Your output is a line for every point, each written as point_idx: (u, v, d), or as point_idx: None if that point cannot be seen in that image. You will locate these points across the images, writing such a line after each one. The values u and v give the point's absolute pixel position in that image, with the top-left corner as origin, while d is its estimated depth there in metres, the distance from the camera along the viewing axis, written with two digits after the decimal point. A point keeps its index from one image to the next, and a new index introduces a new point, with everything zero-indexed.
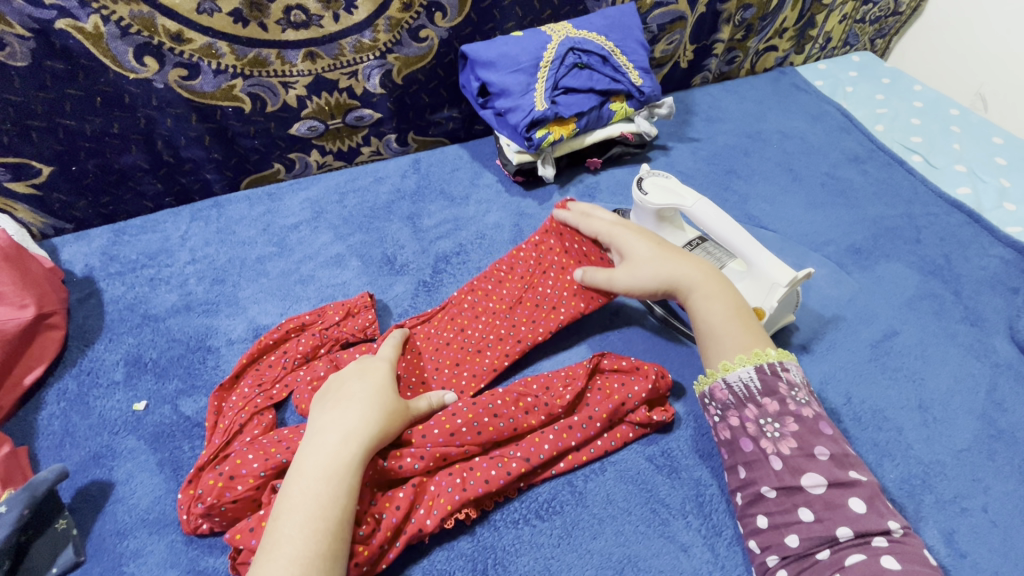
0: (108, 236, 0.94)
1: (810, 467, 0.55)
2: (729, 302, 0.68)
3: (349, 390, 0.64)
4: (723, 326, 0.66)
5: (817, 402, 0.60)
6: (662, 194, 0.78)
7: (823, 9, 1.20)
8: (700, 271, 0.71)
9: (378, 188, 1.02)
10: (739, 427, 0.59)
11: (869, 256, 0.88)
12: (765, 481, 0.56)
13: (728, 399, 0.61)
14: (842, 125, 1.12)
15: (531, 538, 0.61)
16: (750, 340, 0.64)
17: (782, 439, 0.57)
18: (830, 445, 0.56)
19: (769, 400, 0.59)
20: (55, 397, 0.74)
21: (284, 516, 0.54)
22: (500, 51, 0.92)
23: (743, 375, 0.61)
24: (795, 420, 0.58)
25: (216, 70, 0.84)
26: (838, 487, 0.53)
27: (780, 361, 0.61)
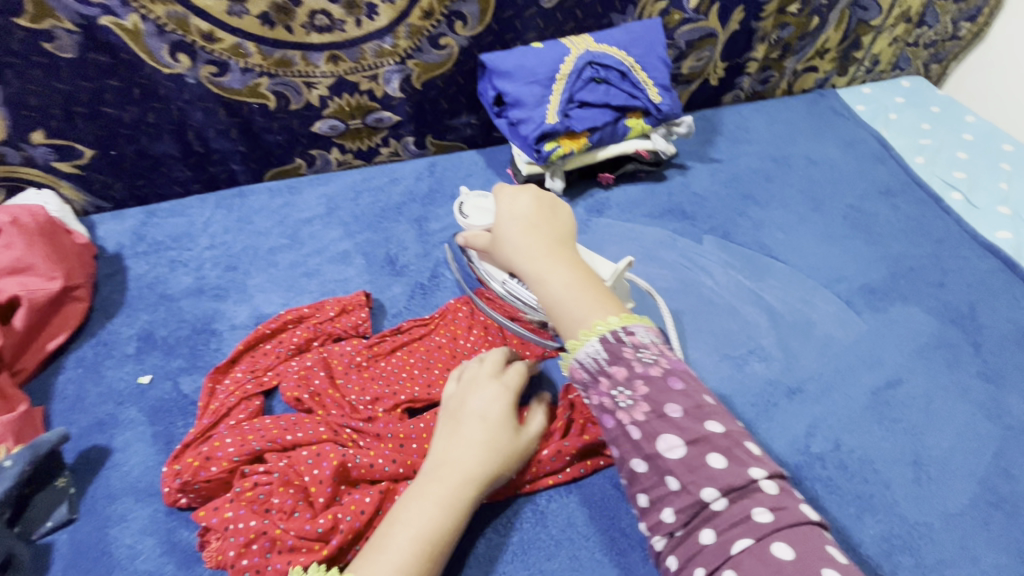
0: (140, 217, 1.01)
1: (665, 431, 0.51)
2: (574, 271, 0.60)
3: (505, 418, 0.62)
4: (568, 295, 0.58)
5: (669, 355, 0.54)
6: (477, 220, 0.77)
7: (870, 30, 1.14)
8: (557, 245, 0.62)
9: (391, 188, 1.05)
10: (599, 407, 0.54)
11: (885, 296, 0.84)
12: (635, 456, 0.52)
13: (584, 377, 0.55)
14: (877, 154, 1.06)
15: (485, 551, 0.62)
16: (590, 310, 0.56)
17: (635, 407, 0.52)
18: (683, 400, 0.51)
19: (617, 368, 0.53)
20: (73, 363, 0.80)
21: (397, 537, 0.54)
22: (518, 62, 0.93)
23: (590, 351, 0.54)
24: (645, 381, 0.52)
25: (244, 69, 0.89)
26: (696, 446, 0.50)
27: (622, 327, 0.54)
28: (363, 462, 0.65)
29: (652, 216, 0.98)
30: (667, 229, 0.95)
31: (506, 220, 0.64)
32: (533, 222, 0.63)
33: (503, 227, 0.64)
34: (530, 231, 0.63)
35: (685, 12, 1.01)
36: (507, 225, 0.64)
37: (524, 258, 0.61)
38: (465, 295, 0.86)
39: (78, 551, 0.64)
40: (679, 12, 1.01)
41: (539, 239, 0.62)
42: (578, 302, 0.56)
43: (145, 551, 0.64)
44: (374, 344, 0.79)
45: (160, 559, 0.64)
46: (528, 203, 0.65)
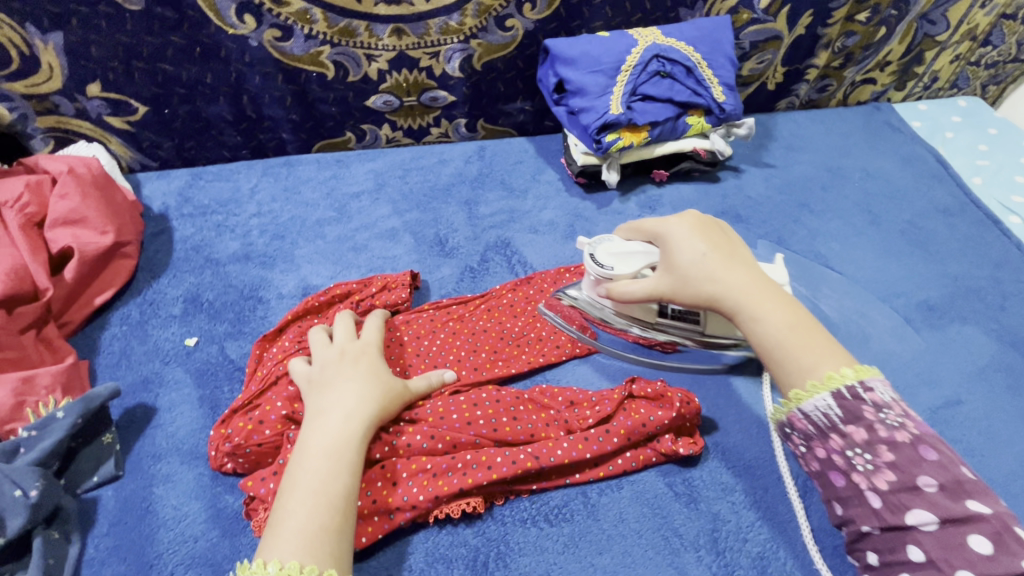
0: (186, 179, 0.99)
1: (917, 504, 0.48)
2: (790, 312, 0.60)
3: (336, 367, 0.66)
4: (791, 335, 0.58)
5: (917, 419, 0.51)
6: (633, 262, 0.67)
7: (934, 45, 1.12)
8: (745, 277, 0.62)
9: (441, 169, 1.03)
10: (825, 462, 0.53)
11: (943, 315, 0.83)
12: (866, 521, 0.50)
13: (808, 429, 0.54)
14: (935, 172, 1.05)
15: (536, 540, 0.62)
16: (821, 358, 0.56)
17: (877, 472, 0.50)
18: (938, 472, 0.48)
19: (853, 427, 0.52)
20: (118, 320, 0.79)
21: (288, 496, 0.55)
22: (583, 49, 0.91)
23: (820, 404, 0.53)
24: (890, 447, 0.50)
25: (308, 35, 0.88)
26: (954, 524, 0.46)
27: (859, 381, 0.53)
28: (400, 442, 0.64)
29: (706, 217, 0.96)
30: None
31: (700, 254, 0.63)
32: (718, 242, 0.65)
33: (689, 256, 0.64)
34: (726, 261, 0.63)
35: (754, 12, 0.99)
36: (703, 254, 0.63)
37: (740, 297, 0.61)
38: (512, 281, 0.85)
39: (124, 509, 0.63)
40: (747, 11, 0.99)
41: (748, 268, 0.63)
42: (810, 348, 0.56)
43: (190, 514, 0.63)
44: (414, 321, 0.79)
45: (204, 525, 0.62)
46: (701, 235, 0.65)
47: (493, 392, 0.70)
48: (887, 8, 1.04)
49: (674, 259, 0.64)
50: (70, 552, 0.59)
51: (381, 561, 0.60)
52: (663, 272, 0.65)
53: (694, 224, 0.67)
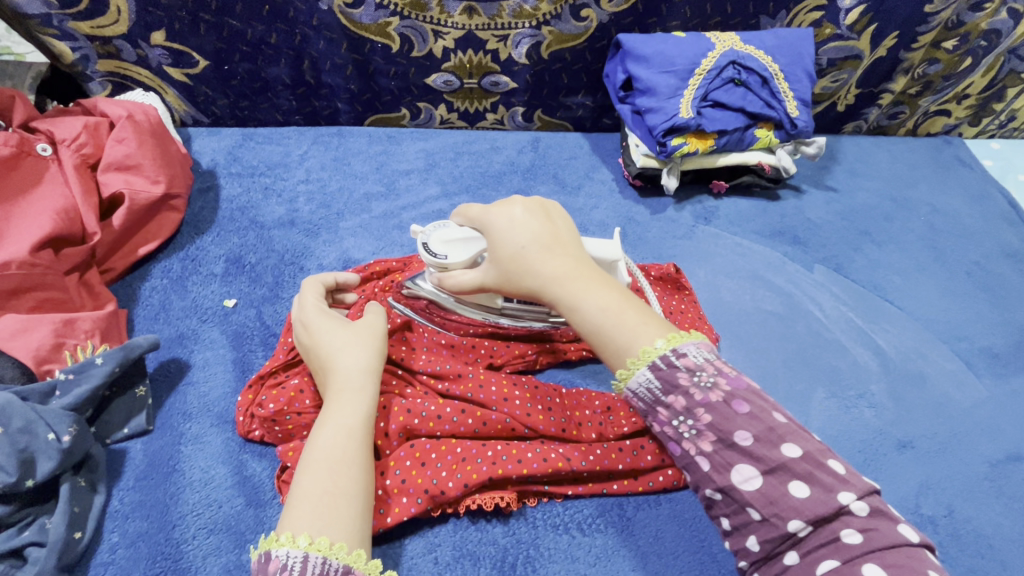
0: (237, 138, 0.98)
1: (738, 460, 0.47)
2: (609, 291, 0.55)
3: (322, 337, 0.61)
4: (616, 310, 0.54)
5: (728, 373, 0.50)
6: (459, 249, 0.63)
7: (1019, 82, 1.06)
8: (568, 260, 0.58)
9: (492, 156, 1.00)
10: (660, 433, 0.51)
11: (1007, 364, 0.79)
12: (706, 485, 0.49)
13: (640, 406, 0.52)
14: (1006, 214, 1.00)
15: (567, 549, 0.59)
16: (635, 334, 0.52)
17: (700, 437, 0.48)
18: (751, 425, 0.47)
19: (672, 396, 0.50)
20: (160, 272, 0.78)
21: (305, 466, 0.52)
22: (658, 47, 0.88)
23: (641, 380, 0.51)
24: (707, 408, 0.48)
25: (378, 4, 0.86)
26: (775, 476, 0.46)
27: (671, 350, 0.51)
28: (430, 414, 0.62)
29: (762, 234, 0.93)
30: (777, 251, 0.91)
31: (516, 232, 0.59)
32: (538, 206, 0.62)
33: (504, 224, 0.60)
34: (565, 249, 0.59)
35: (838, 28, 0.95)
36: (511, 216, 0.60)
37: (566, 283, 0.56)
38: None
39: (151, 464, 0.62)
40: (831, 26, 0.95)
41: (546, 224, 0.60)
42: (621, 326, 0.53)
43: (217, 478, 0.61)
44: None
45: (229, 491, 0.61)
46: (528, 209, 0.61)
47: (531, 379, 0.67)
48: (977, 38, 0.98)
49: (496, 249, 0.60)
50: (96, 502, 0.58)
51: (408, 547, 0.58)
52: (491, 264, 0.60)
53: (523, 205, 0.62)
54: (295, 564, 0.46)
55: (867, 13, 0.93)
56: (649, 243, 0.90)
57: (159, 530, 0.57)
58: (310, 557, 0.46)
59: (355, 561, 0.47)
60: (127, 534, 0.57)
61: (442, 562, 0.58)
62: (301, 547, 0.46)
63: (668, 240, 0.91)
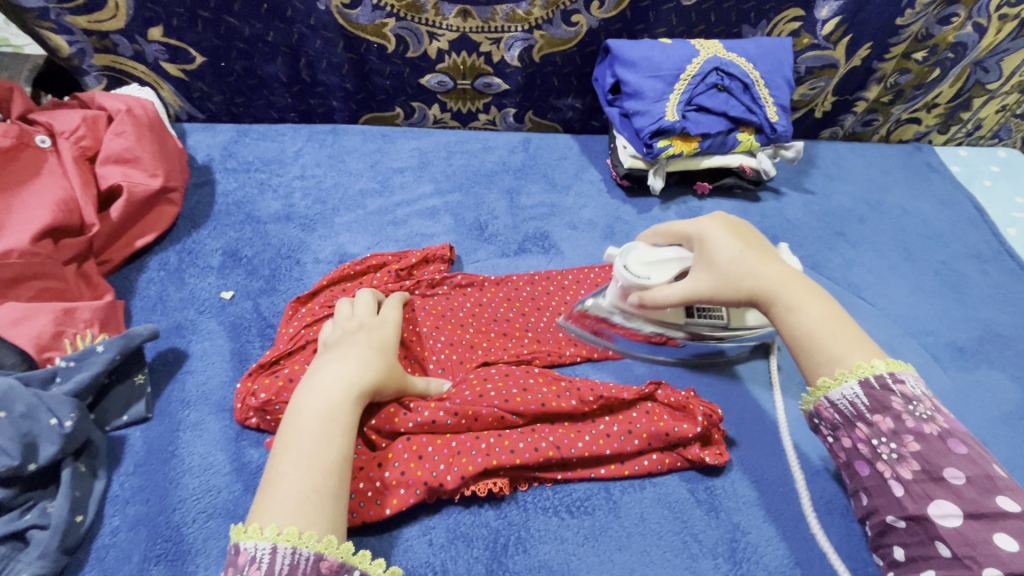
0: (232, 134, 0.99)
1: (940, 495, 0.47)
2: (828, 305, 0.58)
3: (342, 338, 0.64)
4: (837, 323, 0.57)
5: (947, 414, 0.51)
6: (665, 270, 0.65)
7: (984, 93, 1.12)
8: (782, 267, 0.60)
9: (485, 156, 1.03)
10: (853, 452, 0.53)
11: (971, 357, 0.84)
12: (891, 511, 0.50)
13: (835, 418, 0.55)
14: (972, 217, 1.05)
15: (556, 530, 0.62)
16: (850, 349, 0.55)
17: (901, 462, 0.50)
18: (965, 465, 0.47)
19: (879, 417, 0.52)
20: (157, 264, 0.79)
21: (284, 454, 0.53)
22: (645, 53, 0.92)
23: (847, 394, 0.53)
24: (916, 437, 0.49)
25: (375, 5, 0.88)
26: (979, 521, 0.45)
27: (888, 372, 0.52)
28: (426, 418, 0.63)
29: None
30: None
31: (735, 248, 0.61)
32: (739, 223, 0.64)
33: (720, 241, 0.61)
34: (776, 261, 0.61)
35: (816, 37, 0.99)
36: (725, 228, 0.62)
37: (781, 294, 0.59)
38: (534, 273, 0.85)
39: (150, 451, 0.63)
40: (809, 36, 0.99)
41: (745, 237, 0.62)
42: (837, 339, 0.55)
43: (216, 464, 0.63)
44: (429, 298, 0.77)
45: (228, 476, 0.62)
46: (736, 230, 0.63)
47: (516, 367, 0.69)
48: (945, 50, 1.04)
49: (711, 255, 0.61)
50: (97, 487, 0.59)
51: (404, 530, 0.61)
52: (703, 269, 0.61)
53: (737, 224, 0.64)
54: (263, 556, 0.48)
55: (843, 24, 0.98)
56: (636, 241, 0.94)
57: (160, 514, 0.59)
58: (278, 549, 0.48)
59: (326, 548, 0.49)
60: (128, 518, 0.58)
61: (437, 543, 0.60)
62: (268, 539, 0.48)
63: None
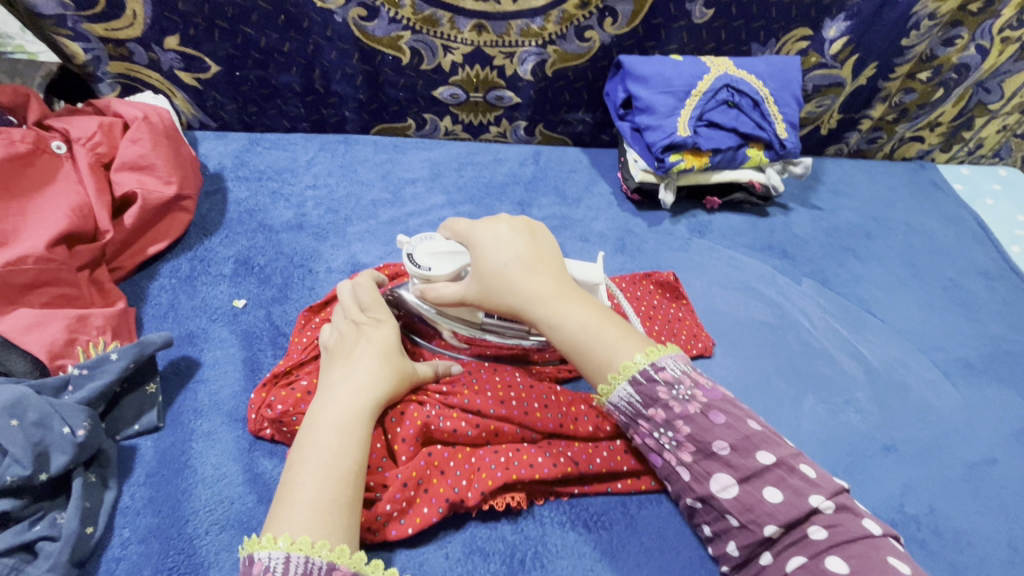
0: (244, 143, 0.99)
1: (716, 470, 0.55)
2: (587, 308, 0.61)
3: (348, 343, 0.63)
4: (596, 328, 0.59)
5: (705, 386, 0.57)
6: (447, 262, 0.63)
7: (986, 113, 1.14)
8: (551, 279, 0.62)
9: (495, 168, 1.03)
10: (645, 446, 0.60)
11: (981, 373, 0.85)
12: (688, 495, 0.57)
13: (623, 417, 0.60)
14: (976, 234, 1.07)
15: (574, 545, 0.61)
16: (615, 350, 0.59)
17: (681, 448, 0.57)
18: (727, 434, 0.54)
19: (655, 407, 0.57)
20: (169, 272, 0.79)
21: (298, 466, 0.53)
22: (657, 69, 0.93)
23: (622, 394, 0.58)
24: (686, 420, 0.56)
25: (392, 18, 0.89)
26: (748, 483, 0.53)
27: (649, 363, 0.57)
28: (446, 425, 0.62)
29: (753, 249, 0.97)
30: (767, 265, 0.95)
31: (506, 253, 0.62)
32: (529, 229, 0.66)
33: (489, 244, 0.63)
34: (544, 269, 0.62)
35: (823, 56, 1.01)
36: (501, 229, 0.64)
37: (551, 303, 0.60)
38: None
39: (162, 461, 0.62)
40: (817, 55, 1.01)
41: (529, 250, 0.63)
42: (603, 339, 0.59)
43: (228, 475, 0.62)
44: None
45: (241, 488, 0.61)
46: (522, 233, 0.65)
47: (527, 380, 0.69)
48: (948, 70, 1.06)
49: (482, 264, 0.62)
50: (107, 498, 0.58)
51: (420, 544, 0.60)
52: (471, 277, 0.62)
53: (509, 225, 0.65)
54: (277, 565, 0.47)
55: (850, 44, 1.00)
56: (647, 253, 0.94)
57: (172, 526, 0.58)
58: (292, 557, 0.47)
59: (339, 557, 0.48)
60: (138, 530, 0.57)
61: (453, 558, 0.59)
62: (281, 549, 0.48)
63: (665, 251, 0.95)
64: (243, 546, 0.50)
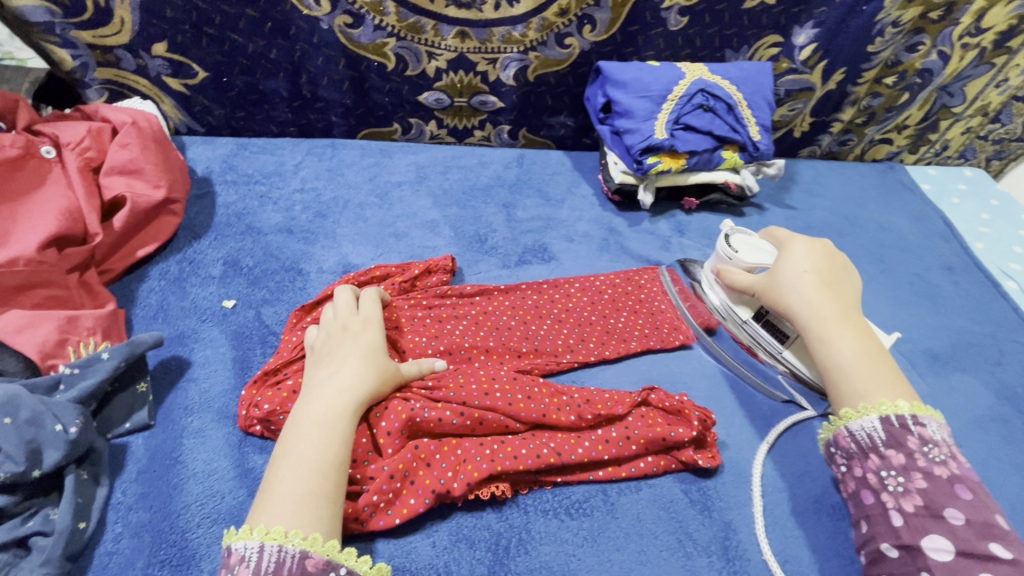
0: (232, 147, 1.01)
1: (934, 528, 0.55)
2: (857, 341, 0.68)
3: (331, 344, 0.65)
4: (863, 361, 0.66)
5: (960, 462, 0.59)
6: (753, 254, 0.80)
7: (950, 116, 1.19)
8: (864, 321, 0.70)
9: (481, 171, 1.06)
10: (861, 479, 0.62)
11: (945, 363, 0.89)
12: (886, 537, 0.58)
13: (850, 447, 0.64)
14: (942, 232, 1.11)
15: (556, 531, 0.63)
16: (877, 388, 0.64)
17: (905, 495, 0.58)
18: (967, 509, 0.55)
19: (891, 452, 0.61)
20: (158, 274, 0.80)
21: (282, 461, 0.55)
22: (634, 75, 0.96)
23: (866, 425, 0.63)
24: (924, 476, 0.58)
25: (377, 26, 0.91)
26: (967, 555, 0.53)
27: (912, 415, 0.61)
28: (431, 417, 0.64)
29: None
30: None
31: (804, 268, 0.73)
32: (827, 257, 0.75)
33: (786, 260, 0.75)
34: (829, 292, 0.72)
35: (793, 62, 1.06)
36: (796, 250, 0.75)
37: (821, 323, 0.69)
38: (539, 281, 0.87)
39: (153, 458, 0.63)
40: (787, 61, 1.05)
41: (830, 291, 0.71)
42: (868, 377, 0.65)
43: (219, 470, 0.63)
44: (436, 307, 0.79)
45: (232, 482, 0.62)
46: (816, 259, 0.74)
47: (510, 374, 0.71)
48: (913, 75, 1.11)
49: (778, 268, 0.75)
50: (99, 494, 0.59)
51: (407, 534, 0.61)
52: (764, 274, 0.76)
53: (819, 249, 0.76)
54: (252, 555, 0.49)
55: (818, 51, 1.04)
56: (629, 252, 0.97)
57: (164, 520, 0.59)
58: (265, 547, 0.49)
59: (311, 545, 0.50)
60: (131, 525, 0.58)
61: (440, 545, 0.61)
62: (256, 538, 0.50)
63: (647, 250, 0.98)
64: (225, 537, 0.52)
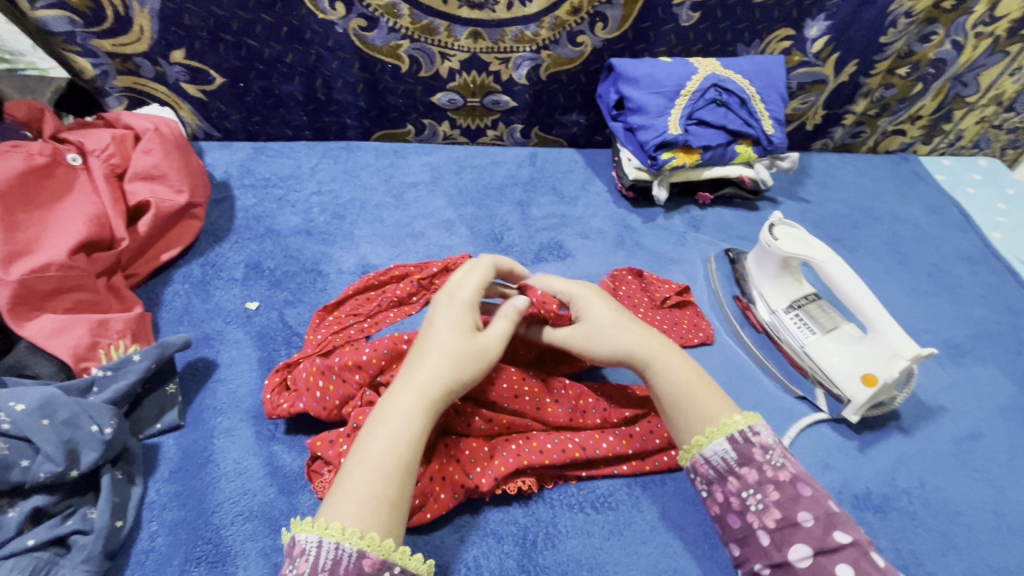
0: (249, 151, 1.02)
1: (798, 538, 0.51)
2: (691, 368, 0.62)
3: (436, 329, 0.60)
4: (687, 393, 0.60)
5: (792, 458, 0.56)
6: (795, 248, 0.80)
7: (964, 105, 1.18)
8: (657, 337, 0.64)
9: (494, 170, 1.07)
10: (722, 502, 0.56)
11: (966, 354, 0.88)
12: (758, 559, 0.53)
13: (708, 473, 0.57)
14: (959, 222, 1.11)
15: (583, 525, 0.64)
16: (719, 408, 0.59)
17: (765, 511, 0.53)
18: (813, 507, 0.52)
19: (745, 468, 0.55)
20: (182, 277, 0.81)
21: (355, 456, 0.52)
22: (647, 71, 0.96)
23: (718, 449, 0.56)
24: (775, 486, 0.54)
25: (391, 28, 0.92)
26: (826, 555, 0.49)
27: (747, 426, 0.57)
28: (459, 414, 0.65)
29: (746, 241, 1.01)
30: None
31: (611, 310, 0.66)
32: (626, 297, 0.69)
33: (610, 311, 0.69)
34: (638, 329, 0.64)
35: (806, 55, 1.05)
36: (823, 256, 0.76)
37: (644, 354, 0.62)
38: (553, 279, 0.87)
39: (185, 457, 0.64)
40: (799, 53, 1.05)
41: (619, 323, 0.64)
42: (702, 402, 0.59)
43: (250, 469, 0.64)
44: None
45: (262, 481, 0.63)
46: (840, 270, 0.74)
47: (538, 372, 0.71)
48: (926, 65, 1.10)
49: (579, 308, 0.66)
50: (134, 493, 0.60)
51: (437, 530, 0.62)
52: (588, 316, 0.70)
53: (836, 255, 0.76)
54: (310, 548, 0.47)
55: (831, 43, 1.04)
56: (645, 248, 0.98)
57: (198, 517, 0.60)
58: (323, 543, 0.47)
59: (368, 545, 0.47)
60: (166, 523, 0.59)
61: (468, 541, 0.62)
62: (314, 533, 0.47)
63: (662, 246, 0.98)
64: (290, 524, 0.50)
